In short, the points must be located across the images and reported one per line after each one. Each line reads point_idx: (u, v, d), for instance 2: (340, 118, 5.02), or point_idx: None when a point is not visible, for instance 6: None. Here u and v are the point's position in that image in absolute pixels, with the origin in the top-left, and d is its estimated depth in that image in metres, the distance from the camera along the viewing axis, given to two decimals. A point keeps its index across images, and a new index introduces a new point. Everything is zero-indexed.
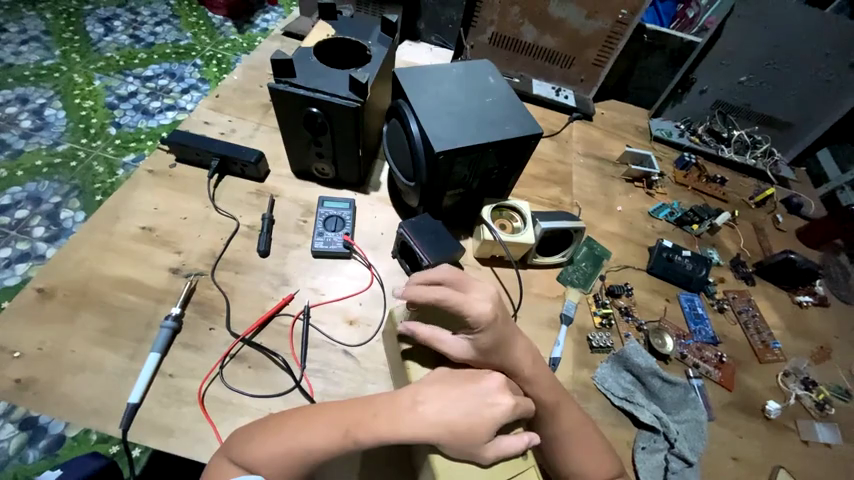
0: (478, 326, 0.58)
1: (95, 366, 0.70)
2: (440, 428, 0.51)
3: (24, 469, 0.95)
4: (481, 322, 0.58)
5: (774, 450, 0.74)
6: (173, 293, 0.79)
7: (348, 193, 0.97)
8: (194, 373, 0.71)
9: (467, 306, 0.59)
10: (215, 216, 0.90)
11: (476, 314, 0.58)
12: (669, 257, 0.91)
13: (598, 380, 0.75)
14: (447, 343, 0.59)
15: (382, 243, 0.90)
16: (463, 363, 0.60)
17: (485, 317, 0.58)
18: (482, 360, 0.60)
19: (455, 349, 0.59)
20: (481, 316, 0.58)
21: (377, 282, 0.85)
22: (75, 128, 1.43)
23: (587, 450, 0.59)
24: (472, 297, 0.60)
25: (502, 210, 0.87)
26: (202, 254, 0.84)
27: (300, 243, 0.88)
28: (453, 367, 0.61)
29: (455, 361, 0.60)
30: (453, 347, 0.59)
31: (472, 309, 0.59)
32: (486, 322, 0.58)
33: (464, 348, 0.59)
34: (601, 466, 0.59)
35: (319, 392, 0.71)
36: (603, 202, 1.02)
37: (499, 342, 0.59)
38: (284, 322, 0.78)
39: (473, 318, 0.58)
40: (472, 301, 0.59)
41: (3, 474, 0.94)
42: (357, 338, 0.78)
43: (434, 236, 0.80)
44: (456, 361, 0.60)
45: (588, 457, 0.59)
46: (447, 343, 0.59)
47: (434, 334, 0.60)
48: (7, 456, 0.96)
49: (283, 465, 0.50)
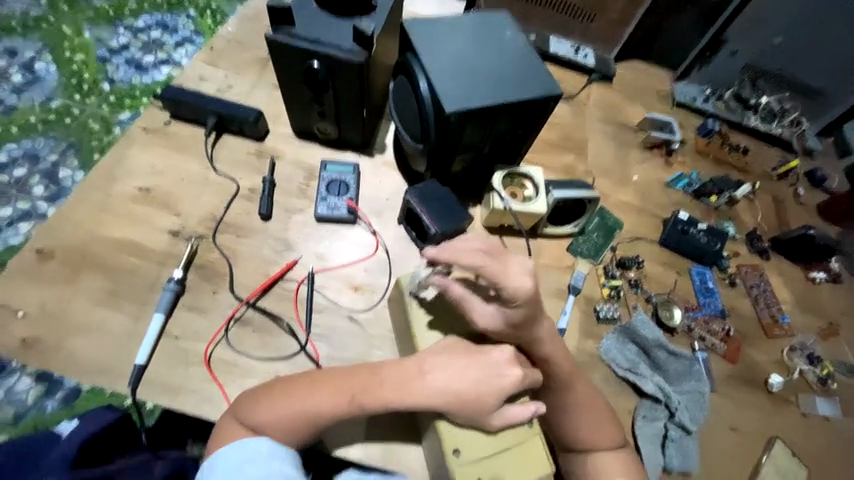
0: (514, 300, 0.55)
1: (100, 327, 0.71)
2: (445, 397, 0.51)
3: (43, 419, 0.99)
4: (517, 296, 0.55)
5: (772, 422, 0.75)
6: (175, 256, 0.78)
7: (352, 155, 0.92)
8: (199, 335, 0.71)
9: (505, 276, 0.55)
10: (213, 177, 0.87)
11: (510, 286, 0.55)
12: (684, 230, 0.87)
13: (602, 350, 0.75)
14: (478, 309, 0.58)
15: (387, 210, 0.86)
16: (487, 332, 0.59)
17: (522, 292, 0.55)
18: (506, 333, 0.58)
19: (484, 318, 0.58)
20: (518, 290, 0.55)
21: (383, 249, 0.82)
22: (67, 84, 1.35)
23: (591, 420, 0.60)
24: (511, 270, 0.56)
25: (512, 177, 0.83)
26: (202, 217, 0.82)
27: (303, 208, 0.85)
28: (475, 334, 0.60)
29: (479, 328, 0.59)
30: (482, 315, 0.58)
31: (509, 283, 0.55)
32: (522, 297, 0.55)
33: (492, 318, 0.58)
34: (606, 434, 0.61)
35: (324, 356, 0.72)
36: (618, 171, 0.97)
37: (529, 319, 0.57)
38: (287, 287, 0.77)
39: (510, 292, 0.55)
40: (512, 275, 0.55)
41: (23, 423, 0.98)
42: (362, 304, 0.77)
43: (441, 204, 0.77)
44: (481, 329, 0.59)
45: (591, 426, 0.60)
46: (477, 308, 0.58)
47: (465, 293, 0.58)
48: (26, 406, 1.00)
49: (287, 429, 0.51)
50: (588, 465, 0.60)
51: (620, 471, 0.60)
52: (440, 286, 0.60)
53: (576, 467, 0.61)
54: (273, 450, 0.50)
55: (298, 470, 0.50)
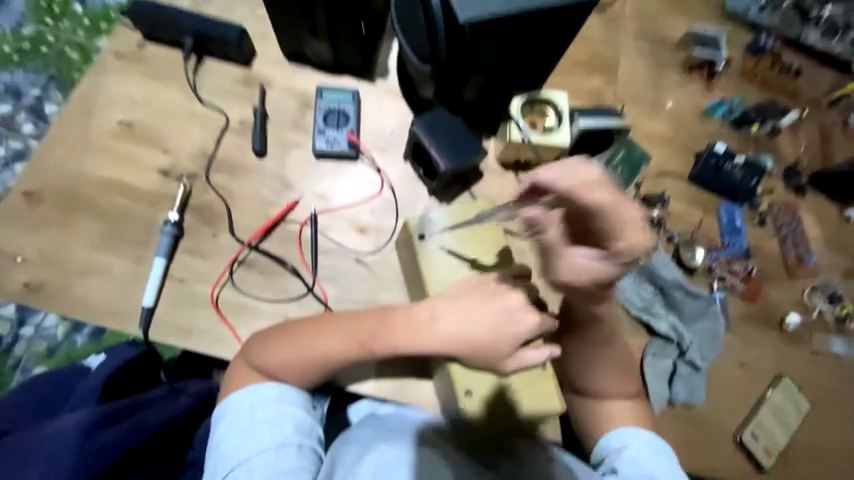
0: (623, 256, 0.46)
1: (103, 271, 0.69)
2: (455, 343, 0.54)
3: (75, 351, 1.04)
4: (629, 252, 0.46)
5: (781, 359, 0.75)
6: (168, 197, 0.73)
7: (350, 81, 0.81)
8: (204, 278, 0.70)
9: (629, 225, 0.45)
10: (199, 109, 0.78)
11: (628, 242, 0.45)
12: (718, 165, 0.81)
13: (619, 291, 0.72)
14: (574, 256, 0.47)
15: (392, 145, 0.78)
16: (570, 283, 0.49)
17: (635, 251, 0.46)
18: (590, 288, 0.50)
19: (578, 267, 0.47)
20: (636, 246, 0.45)
21: (388, 189, 0.76)
22: (36, 6, 1.19)
23: (607, 370, 0.62)
24: (633, 220, 0.45)
25: (533, 104, 0.73)
26: (193, 154, 0.76)
27: (300, 143, 0.77)
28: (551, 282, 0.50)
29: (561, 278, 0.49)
30: (577, 263, 0.47)
31: (626, 236, 0.45)
32: (633, 255, 0.46)
33: (587, 270, 0.47)
34: (614, 379, 0.63)
35: (332, 298, 0.70)
36: (651, 97, 0.86)
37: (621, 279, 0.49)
38: (289, 229, 0.73)
39: (625, 245, 0.45)
40: (631, 226, 0.45)
41: (58, 354, 1.04)
42: (368, 246, 0.73)
43: (451, 137, 0.71)
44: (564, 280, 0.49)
45: (606, 375, 0.62)
46: (571, 255, 0.47)
47: (560, 234, 0.48)
48: (58, 340, 1.05)
49: (300, 370, 0.55)
50: (596, 405, 0.63)
51: (628, 421, 0.62)
52: (534, 218, 0.49)
53: (583, 410, 0.63)
54: (283, 397, 0.55)
55: (309, 412, 0.56)
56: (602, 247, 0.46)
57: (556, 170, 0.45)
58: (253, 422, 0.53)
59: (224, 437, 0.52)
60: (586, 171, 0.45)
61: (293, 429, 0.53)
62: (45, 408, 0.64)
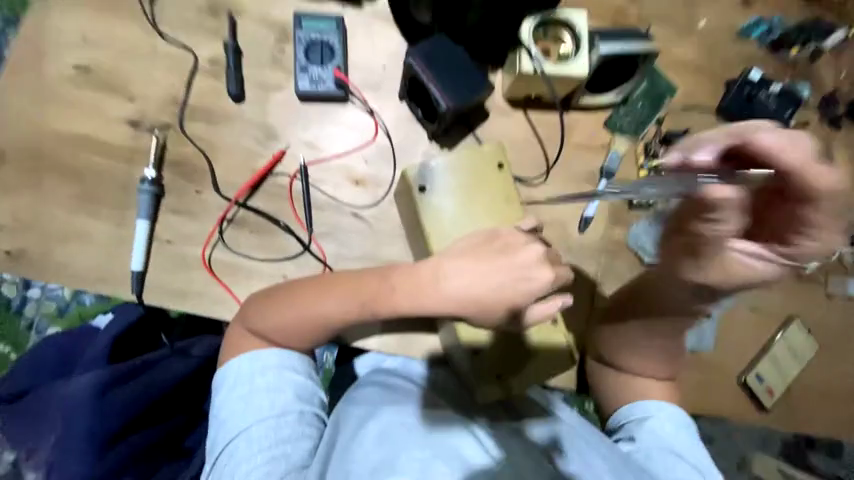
0: (800, 256, 0.47)
1: (84, 236, 0.65)
2: (463, 305, 0.50)
3: (85, 310, 1.02)
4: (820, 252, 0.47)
5: (795, 302, 0.73)
6: (142, 152, 0.66)
7: (333, 6, 0.70)
8: (193, 239, 0.65)
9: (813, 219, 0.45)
10: (162, 47, 0.68)
11: (818, 242, 0.46)
12: (750, 95, 0.73)
13: (631, 239, 0.69)
14: (736, 249, 0.49)
15: (385, 82, 0.69)
16: (714, 278, 0.52)
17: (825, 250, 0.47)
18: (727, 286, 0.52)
19: (736, 261, 0.49)
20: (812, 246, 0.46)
21: (383, 134, 0.69)
22: None
23: (643, 352, 0.63)
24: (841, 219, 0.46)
25: (547, 28, 0.64)
26: (163, 102, 0.67)
27: (281, 84, 0.69)
28: (700, 275, 0.52)
29: (722, 274, 0.51)
30: (739, 257, 0.49)
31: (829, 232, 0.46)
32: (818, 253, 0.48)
33: (739, 264, 0.49)
34: (645, 360, 0.64)
35: (331, 256, 0.67)
36: (680, 16, 0.75)
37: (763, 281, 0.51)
38: (278, 183, 0.67)
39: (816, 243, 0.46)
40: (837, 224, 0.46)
41: (70, 314, 1.03)
42: (366, 199, 0.68)
43: (453, 71, 0.63)
44: (720, 275, 0.51)
45: (641, 357, 0.64)
46: (737, 251, 0.49)
47: (735, 224, 0.48)
48: (67, 300, 1.03)
49: (302, 334, 0.53)
50: (622, 379, 0.65)
51: (657, 396, 0.64)
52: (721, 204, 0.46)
53: (611, 384, 0.65)
54: (282, 363, 0.54)
55: (310, 378, 0.55)
56: (786, 244, 0.47)
57: (776, 138, 0.43)
58: (252, 388, 0.52)
59: (224, 403, 0.52)
60: (803, 144, 0.43)
61: (293, 397, 0.53)
62: (61, 368, 0.76)
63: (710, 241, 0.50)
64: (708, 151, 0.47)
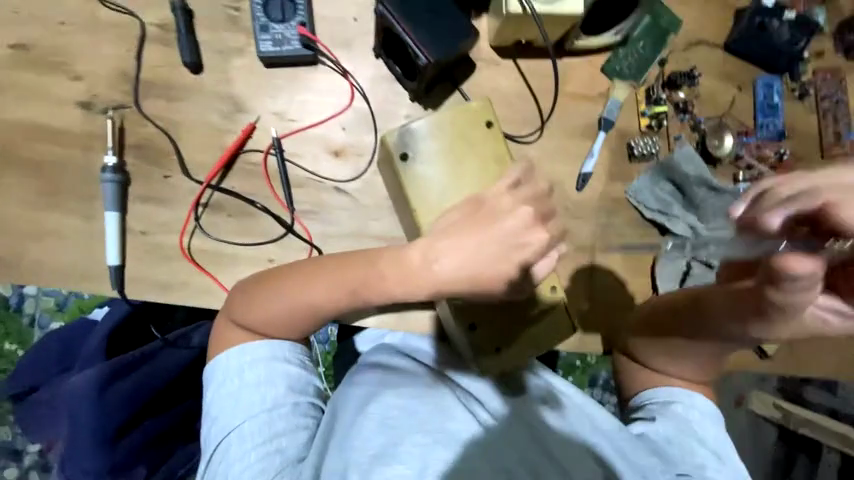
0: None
1: (52, 232, 0.60)
2: (456, 282, 0.47)
3: (84, 303, 0.94)
4: None
5: None
6: (98, 136, 0.61)
7: None
8: (168, 227, 0.61)
9: None
10: (105, 14, 0.60)
11: None
12: (762, 25, 0.65)
13: (631, 193, 0.65)
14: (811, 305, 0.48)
15: (357, 38, 0.63)
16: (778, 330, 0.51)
17: None
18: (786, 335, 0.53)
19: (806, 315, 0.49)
20: None
21: (360, 98, 0.63)
22: None
23: (680, 358, 0.59)
24: None
25: None
26: (114, 78, 0.61)
27: (242, 48, 0.62)
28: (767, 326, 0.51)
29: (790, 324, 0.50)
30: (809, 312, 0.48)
31: None
32: None
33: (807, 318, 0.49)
34: (685, 367, 0.59)
35: (317, 235, 0.63)
36: None
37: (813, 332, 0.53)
38: (252, 161, 0.62)
39: None
40: None
41: (70, 309, 0.95)
42: (347, 171, 0.63)
43: (430, 21, 0.56)
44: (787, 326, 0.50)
45: (681, 364, 0.59)
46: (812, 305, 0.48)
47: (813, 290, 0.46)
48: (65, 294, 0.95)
49: (288, 324, 0.52)
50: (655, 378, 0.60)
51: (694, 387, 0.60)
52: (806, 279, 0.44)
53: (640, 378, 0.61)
54: (272, 354, 0.52)
55: (303, 368, 0.53)
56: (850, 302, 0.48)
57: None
58: (242, 383, 0.51)
59: (215, 399, 0.51)
60: None
61: (285, 389, 0.51)
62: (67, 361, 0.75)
63: (786, 305, 0.48)
64: (782, 219, 0.43)
